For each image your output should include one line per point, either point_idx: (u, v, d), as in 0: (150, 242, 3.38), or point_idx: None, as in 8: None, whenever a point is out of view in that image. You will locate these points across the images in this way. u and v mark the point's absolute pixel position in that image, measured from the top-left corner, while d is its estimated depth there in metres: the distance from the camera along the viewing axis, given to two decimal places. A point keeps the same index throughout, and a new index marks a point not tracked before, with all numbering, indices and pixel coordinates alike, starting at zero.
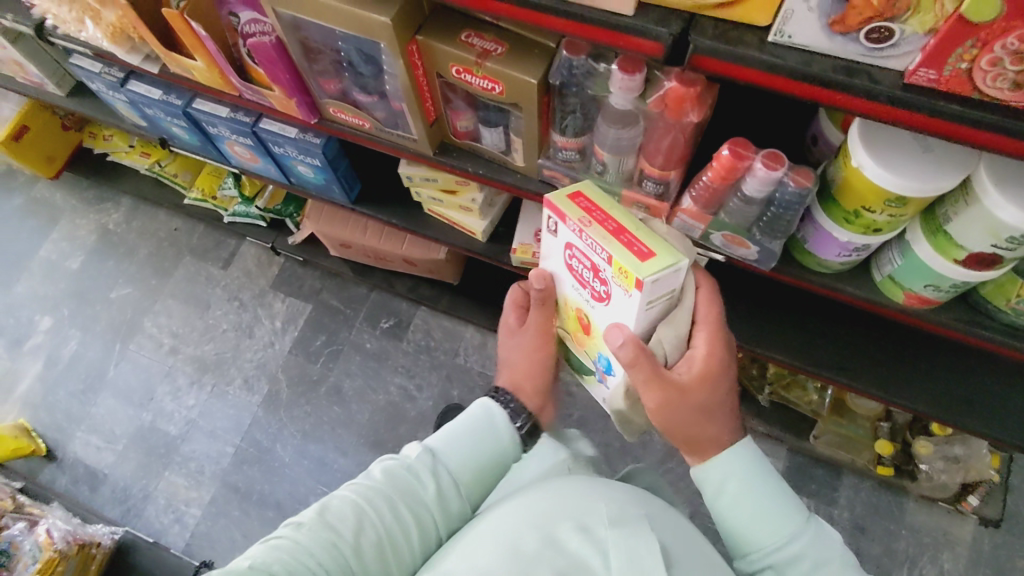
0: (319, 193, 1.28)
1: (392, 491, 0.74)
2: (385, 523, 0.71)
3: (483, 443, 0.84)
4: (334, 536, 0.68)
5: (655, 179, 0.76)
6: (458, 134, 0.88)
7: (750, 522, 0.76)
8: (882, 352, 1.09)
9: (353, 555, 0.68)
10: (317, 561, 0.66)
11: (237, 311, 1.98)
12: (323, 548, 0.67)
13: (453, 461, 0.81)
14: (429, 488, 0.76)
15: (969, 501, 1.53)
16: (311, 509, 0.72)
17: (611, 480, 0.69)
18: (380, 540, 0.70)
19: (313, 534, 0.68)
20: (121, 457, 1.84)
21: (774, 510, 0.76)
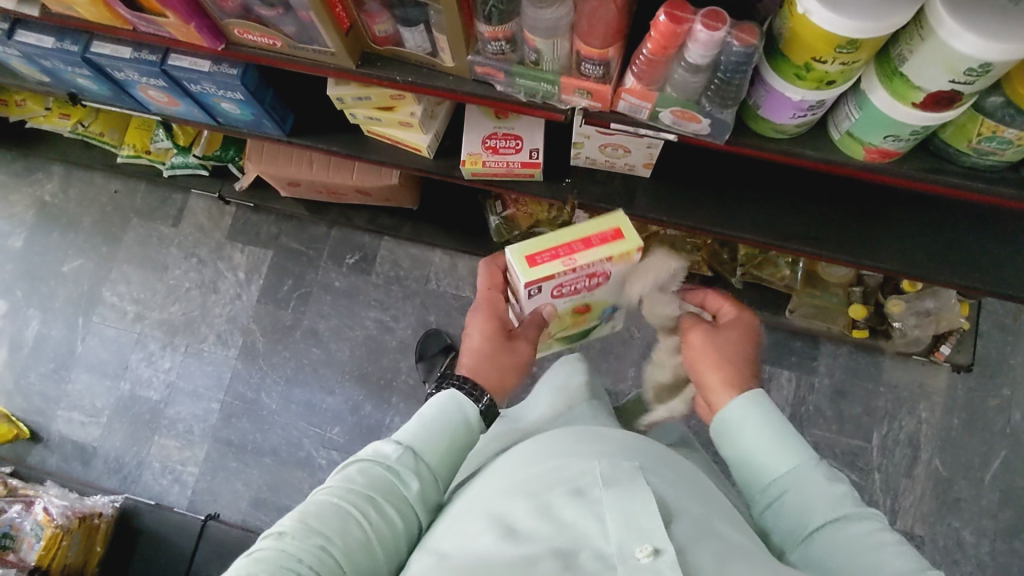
0: (250, 130, 1.20)
1: (372, 490, 0.73)
2: (370, 523, 0.71)
3: (457, 437, 0.82)
4: (321, 540, 0.67)
5: (595, 61, 0.70)
6: (378, 40, 0.80)
7: (762, 464, 0.78)
8: (849, 218, 1.07)
9: (342, 555, 0.67)
10: (307, 564, 0.65)
11: (198, 268, 1.91)
12: (311, 554, 0.66)
13: (431, 458, 0.78)
14: (412, 486, 0.76)
15: (942, 351, 1.57)
16: (292, 518, 0.70)
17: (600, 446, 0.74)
18: (367, 541, 0.70)
19: (299, 542, 0.67)
20: (107, 429, 1.82)
21: (783, 450, 0.78)
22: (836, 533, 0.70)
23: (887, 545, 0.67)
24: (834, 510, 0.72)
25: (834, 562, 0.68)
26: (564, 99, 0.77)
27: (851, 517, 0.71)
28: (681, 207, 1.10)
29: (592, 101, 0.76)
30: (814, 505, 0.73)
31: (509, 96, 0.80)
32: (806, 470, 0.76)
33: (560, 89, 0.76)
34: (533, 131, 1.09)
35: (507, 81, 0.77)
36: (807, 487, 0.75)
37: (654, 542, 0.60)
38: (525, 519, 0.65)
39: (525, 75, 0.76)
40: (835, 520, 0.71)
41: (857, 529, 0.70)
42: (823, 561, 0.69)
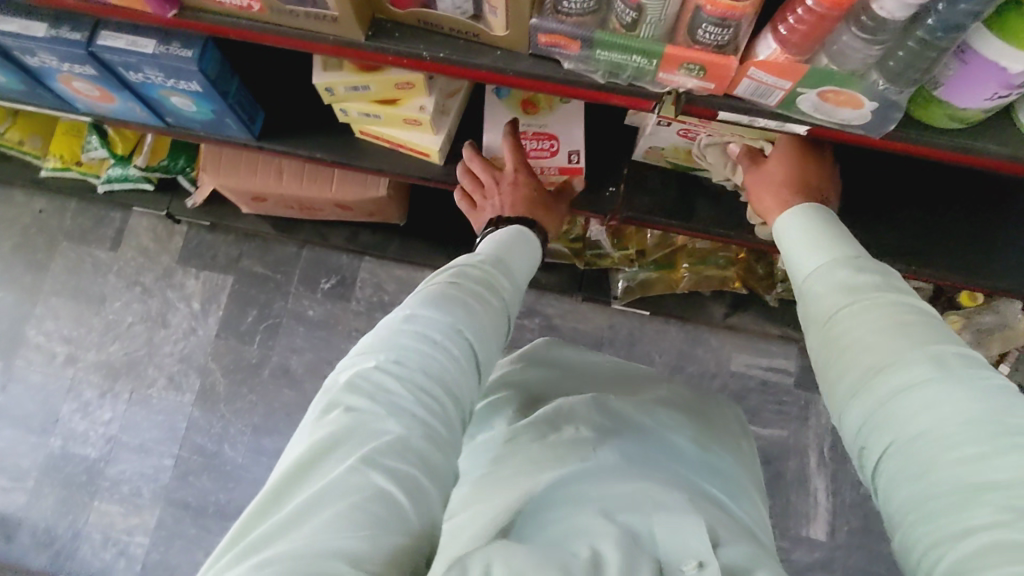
0: (209, 132, 0.95)
1: (467, 280, 0.63)
2: (484, 316, 0.62)
3: (529, 254, 0.73)
4: (453, 323, 0.58)
5: (715, 20, 0.50)
6: (398, 0, 0.58)
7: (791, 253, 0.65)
8: (950, 228, 0.91)
9: (468, 347, 0.59)
10: (436, 346, 0.56)
11: (142, 299, 1.63)
12: (431, 336, 0.57)
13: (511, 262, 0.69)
14: (506, 288, 0.66)
15: (1003, 370, 1.43)
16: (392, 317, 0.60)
17: (645, 472, 0.69)
18: (480, 328, 0.60)
19: (428, 320, 0.57)
20: (34, 496, 1.51)
21: (820, 239, 0.63)
22: (848, 311, 0.57)
23: (910, 335, 0.53)
24: (860, 293, 0.57)
25: (845, 352, 0.56)
26: (662, 80, 0.56)
27: (879, 300, 0.56)
28: None
29: (703, 80, 0.55)
30: (862, 307, 0.56)
31: (582, 75, 0.59)
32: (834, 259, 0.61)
33: (659, 65, 0.55)
34: (570, 131, 0.90)
35: (582, 53, 0.56)
36: (831, 275, 0.60)
37: (700, 556, 0.53)
38: (580, 521, 0.56)
39: (613, 46, 0.54)
40: (864, 313, 0.56)
41: (878, 311, 0.55)
42: (836, 341, 0.56)
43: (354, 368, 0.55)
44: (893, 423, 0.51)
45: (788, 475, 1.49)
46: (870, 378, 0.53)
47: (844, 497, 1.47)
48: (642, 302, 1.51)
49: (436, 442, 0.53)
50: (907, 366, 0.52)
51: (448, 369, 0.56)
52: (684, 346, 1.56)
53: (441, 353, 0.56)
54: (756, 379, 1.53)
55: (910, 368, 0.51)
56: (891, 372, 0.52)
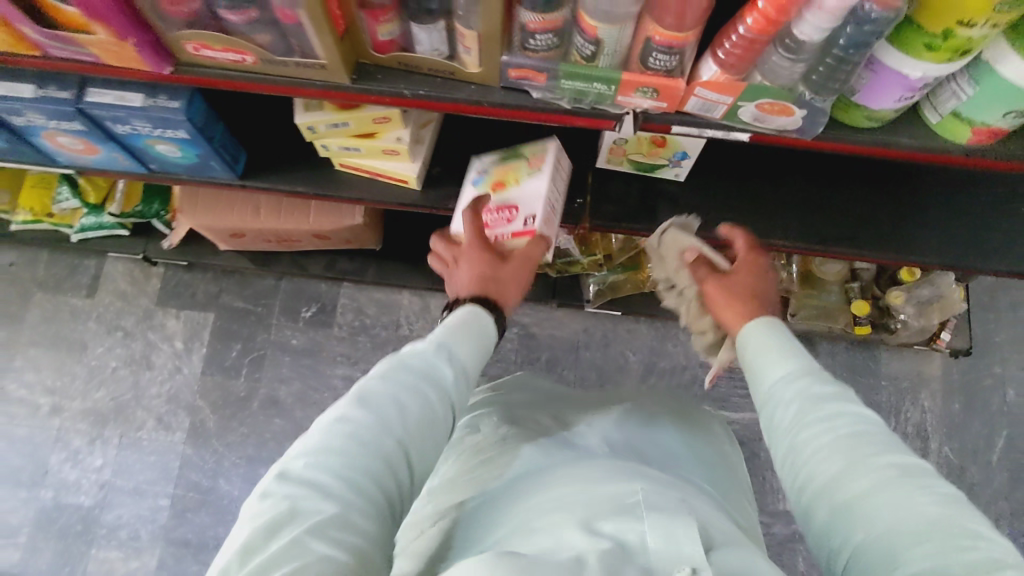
0: (193, 176, 0.99)
1: (417, 375, 0.68)
2: (423, 411, 0.66)
3: (484, 341, 0.76)
4: (382, 422, 0.63)
5: (666, 50, 0.57)
6: (380, 46, 0.64)
7: (760, 368, 0.73)
8: (886, 214, 1.00)
9: (402, 436, 0.64)
10: (365, 446, 0.61)
11: (124, 343, 1.64)
12: (370, 430, 0.63)
13: (464, 352, 0.73)
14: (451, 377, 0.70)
15: (944, 338, 1.55)
16: (343, 403, 0.65)
17: (632, 471, 0.68)
18: (421, 418, 0.66)
19: (359, 420, 0.63)
20: (29, 550, 1.51)
21: (786, 357, 0.72)
22: (816, 422, 0.64)
23: (870, 443, 0.61)
24: (811, 402, 0.66)
25: (811, 454, 0.63)
26: (620, 102, 0.64)
27: (839, 411, 0.65)
28: (715, 220, 0.99)
29: (657, 101, 0.63)
30: (812, 416, 0.65)
31: (549, 102, 0.66)
32: (794, 375, 0.69)
33: (617, 89, 0.62)
34: (529, 198, 0.92)
35: (549, 83, 0.63)
36: (804, 390, 0.68)
37: (691, 563, 0.52)
38: (571, 530, 0.56)
39: (576, 76, 0.62)
40: (814, 420, 0.64)
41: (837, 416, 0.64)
42: (798, 446, 0.64)
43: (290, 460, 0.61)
44: (862, 521, 0.58)
45: (763, 454, 1.57)
46: (837, 480, 0.60)
47: None
48: (613, 303, 1.59)
49: (373, 534, 0.59)
50: (873, 471, 0.59)
51: (386, 464, 0.62)
52: (656, 341, 1.64)
53: (376, 447, 0.62)
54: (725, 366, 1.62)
55: (875, 471, 0.59)
56: (859, 476, 0.59)
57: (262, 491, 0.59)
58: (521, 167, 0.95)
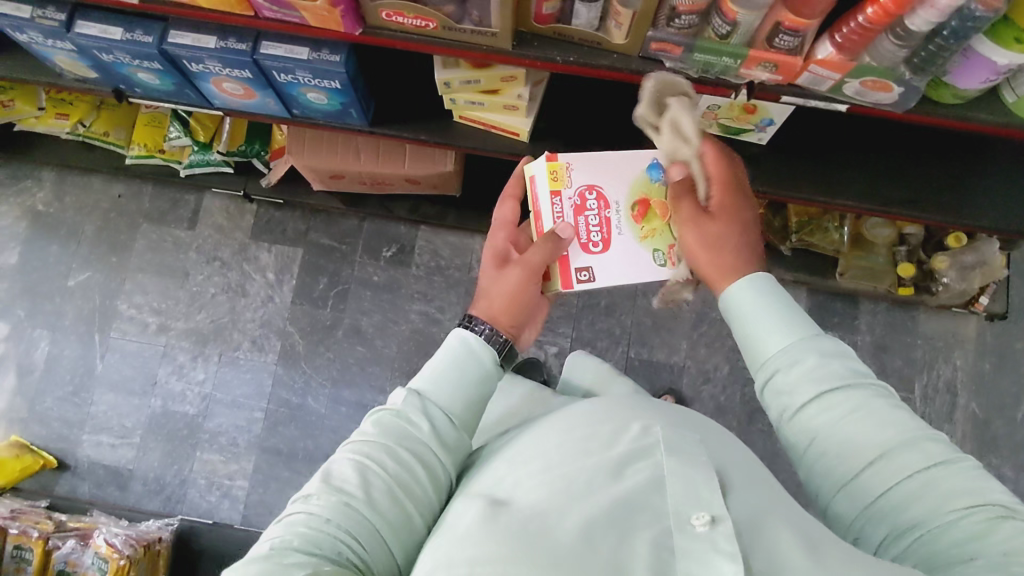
0: (329, 121, 1.13)
1: (388, 440, 0.73)
2: (391, 472, 0.71)
3: (470, 374, 0.80)
4: (344, 497, 0.68)
5: (793, 33, 0.69)
6: (541, 18, 0.76)
7: (752, 332, 0.72)
8: (946, 182, 1.11)
9: (366, 505, 0.68)
10: (334, 524, 0.66)
11: (222, 272, 1.80)
12: (336, 511, 0.67)
13: (442, 397, 0.77)
14: (423, 426, 0.75)
15: (981, 301, 1.68)
16: (317, 479, 0.71)
17: (641, 402, 0.75)
18: (389, 486, 0.70)
19: (324, 502, 0.68)
20: (142, 449, 1.71)
21: (781, 325, 0.70)
22: (824, 419, 0.66)
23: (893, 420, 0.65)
24: (827, 380, 0.66)
25: (834, 462, 0.66)
26: (742, 73, 0.76)
27: (851, 392, 0.66)
28: (788, 179, 1.11)
29: (774, 74, 0.75)
30: (830, 399, 0.66)
31: (679, 71, 0.78)
32: (797, 347, 0.69)
33: (742, 63, 0.74)
34: (609, 263, 0.97)
35: (683, 55, 0.75)
36: (809, 364, 0.68)
37: (712, 511, 0.61)
38: (592, 476, 0.65)
39: (708, 50, 0.73)
40: (825, 395, 0.66)
41: (850, 412, 0.65)
42: (818, 427, 0.67)
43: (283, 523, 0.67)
44: (893, 519, 0.63)
45: None
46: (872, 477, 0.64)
47: None
48: None
49: None
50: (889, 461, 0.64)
51: (357, 538, 0.66)
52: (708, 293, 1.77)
53: (343, 527, 0.66)
54: None
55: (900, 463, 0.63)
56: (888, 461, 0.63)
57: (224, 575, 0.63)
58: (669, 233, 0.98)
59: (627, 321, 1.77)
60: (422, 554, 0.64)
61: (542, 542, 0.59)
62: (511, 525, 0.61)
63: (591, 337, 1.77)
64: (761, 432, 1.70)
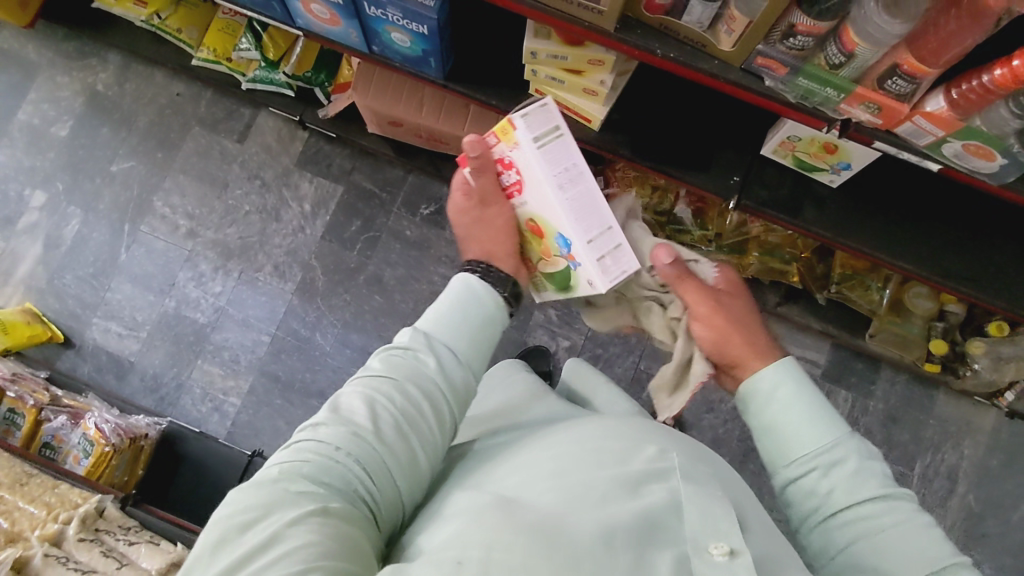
0: (405, 66, 1.11)
1: (396, 375, 0.74)
2: (401, 408, 0.71)
3: (474, 317, 0.82)
4: (353, 427, 0.69)
5: (909, 77, 0.66)
6: (652, 7, 0.73)
7: (788, 432, 0.79)
8: (1011, 268, 1.06)
9: (377, 438, 0.69)
10: (344, 453, 0.67)
11: (260, 192, 1.80)
12: (347, 440, 0.67)
13: (445, 336, 0.79)
14: (429, 364, 0.76)
15: (1005, 397, 1.63)
16: (324, 411, 0.71)
17: (648, 424, 0.76)
18: (397, 421, 0.70)
19: (333, 431, 0.68)
20: (146, 345, 1.72)
21: (819, 427, 0.78)
22: (855, 525, 0.73)
23: (919, 535, 0.71)
24: (857, 490, 0.74)
25: (863, 567, 0.72)
26: (842, 109, 0.73)
27: (885, 503, 0.73)
28: (848, 226, 1.09)
29: (875, 116, 0.72)
30: (857, 506, 0.74)
31: (777, 92, 0.75)
32: (829, 452, 0.77)
33: (845, 98, 0.71)
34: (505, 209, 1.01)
35: (786, 77, 0.73)
36: (841, 466, 0.76)
37: (730, 542, 0.61)
38: (601, 487, 0.65)
39: (814, 77, 0.70)
40: (856, 502, 0.74)
41: (887, 523, 0.72)
42: (848, 534, 0.74)
43: (289, 451, 0.67)
44: None
45: None
46: None
47: None
48: None
49: (342, 523, 0.61)
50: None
51: (365, 468, 0.67)
52: None
53: (353, 455, 0.67)
54: None
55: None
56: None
57: (225, 500, 0.63)
58: (531, 254, 1.00)
59: None
60: (423, 541, 0.64)
61: (557, 545, 0.58)
62: (525, 522, 0.60)
63: (605, 340, 1.75)
64: (752, 472, 1.68)
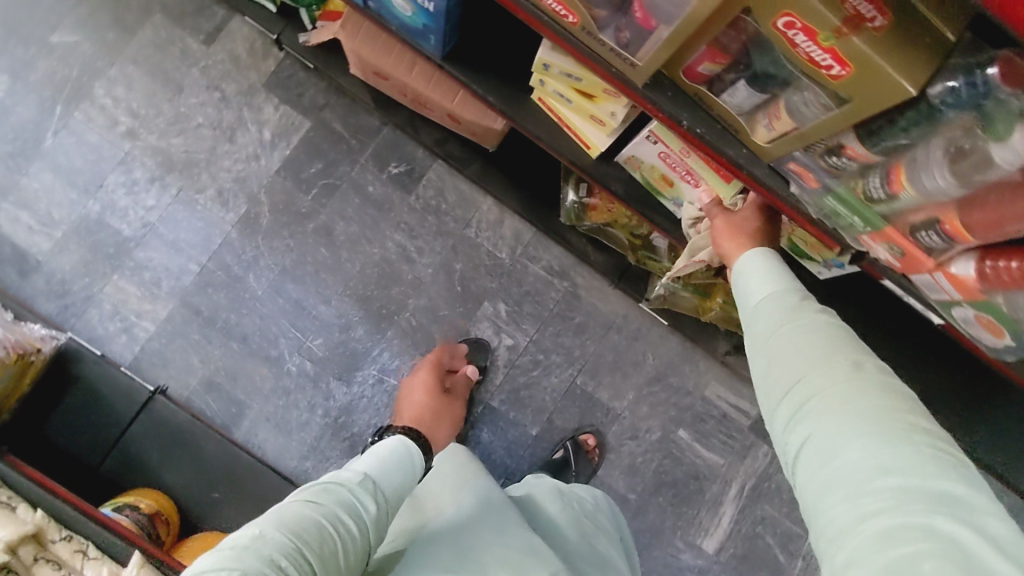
0: (401, 33, 0.97)
1: (340, 501, 0.71)
2: (342, 534, 0.69)
3: (409, 469, 0.84)
4: (299, 544, 0.64)
5: (940, 238, 0.59)
6: (692, 74, 0.65)
7: (744, 283, 0.72)
8: (961, 403, 0.99)
9: (316, 565, 0.65)
10: (285, 573, 0.62)
11: (218, 106, 1.62)
12: (287, 555, 0.63)
13: (386, 480, 0.79)
14: (370, 506, 0.74)
15: None
16: (263, 521, 0.66)
17: None
18: (338, 547, 0.67)
19: (277, 544, 0.63)
20: (60, 246, 1.57)
21: (777, 276, 0.71)
22: (782, 356, 0.62)
23: (848, 372, 0.58)
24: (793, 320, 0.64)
25: (786, 405, 0.60)
26: (863, 239, 0.67)
27: (812, 325, 0.63)
28: None
29: (896, 258, 0.66)
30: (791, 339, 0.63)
31: (798, 202, 0.69)
32: (775, 294, 0.68)
33: (870, 232, 0.65)
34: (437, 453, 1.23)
35: (815, 190, 0.66)
36: (783, 302, 0.67)
37: None
38: None
39: (846, 203, 0.64)
40: (789, 331, 0.63)
41: (802, 340, 0.62)
42: (774, 368, 0.62)
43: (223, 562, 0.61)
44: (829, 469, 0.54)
45: (708, 494, 1.64)
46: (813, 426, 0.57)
47: (743, 528, 1.63)
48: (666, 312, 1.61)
49: None
50: (830, 378, 0.58)
51: None
52: (676, 357, 1.67)
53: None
54: (722, 410, 1.66)
55: (834, 400, 0.57)
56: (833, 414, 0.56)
57: None
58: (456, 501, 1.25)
59: (591, 348, 1.66)
60: None
61: None
62: None
63: (548, 347, 1.66)
64: (659, 505, 1.64)
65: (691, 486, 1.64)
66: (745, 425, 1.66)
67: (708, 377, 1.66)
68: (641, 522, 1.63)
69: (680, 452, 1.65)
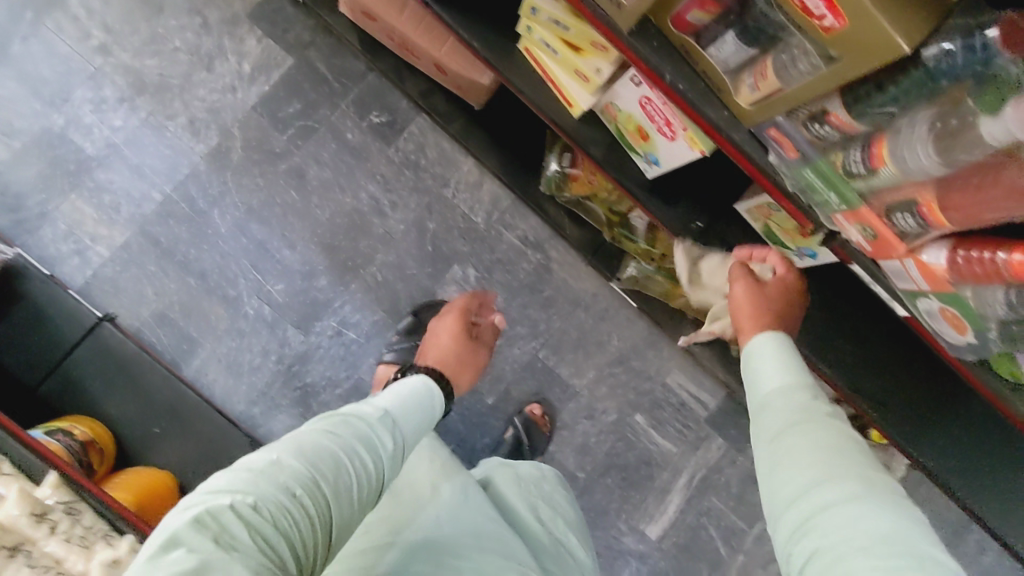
0: None
1: (357, 436, 0.67)
2: (359, 472, 0.65)
3: (423, 415, 0.81)
4: (315, 474, 0.60)
5: (914, 220, 0.57)
6: (680, 23, 0.61)
7: (755, 375, 0.73)
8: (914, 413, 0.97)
9: (332, 497, 0.60)
10: (303, 505, 0.57)
11: (198, 32, 1.55)
12: (303, 483, 0.58)
13: (404, 423, 0.76)
14: (388, 442, 0.71)
15: None
16: (282, 448, 0.61)
17: None
18: (354, 484, 0.63)
19: (295, 473, 0.59)
20: (18, 158, 1.50)
21: (791, 369, 0.71)
22: (781, 449, 0.63)
23: (845, 468, 0.58)
24: (796, 419, 0.65)
25: (784, 490, 0.60)
26: (835, 217, 0.65)
27: (817, 425, 0.63)
28: None
29: (867, 241, 0.64)
30: (793, 434, 0.63)
31: (774, 174, 0.67)
32: (782, 388, 0.69)
33: (844, 210, 0.63)
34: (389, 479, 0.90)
35: (793, 161, 0.63)
36: (790, 399, 0.67)
37: None
38: None
39: (823, 176, 0.62)
40: (793, 427, 0.64)
41: (801, 435, 0.62)
42: (775, 461, 0.62)
43: (236, 487, 0.56)
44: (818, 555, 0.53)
45: (657, 481, 1.63)
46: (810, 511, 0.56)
47: (688, 517, 1.63)
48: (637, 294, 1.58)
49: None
50: (826, 479, 0.57)
51: (314, 523, 0.58)
52: (641, 342, 1.65)
53: (306, 505, 0.58)
54: (681, 398, 1.65)
55: (823, 491, 0.56)
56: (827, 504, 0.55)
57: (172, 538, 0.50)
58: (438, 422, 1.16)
59: (556, 322, 1.63)
60: None
61: None
62: None
63: (514, 317, 1.62)
64: (607, 486, 1.63)
65: (642, 470, 1.63)
66: (702, 416, 1.65)
67: (671, 364, 1.65)
68: (587, 500, 1.62)
69: (634, 436, 1.64)
